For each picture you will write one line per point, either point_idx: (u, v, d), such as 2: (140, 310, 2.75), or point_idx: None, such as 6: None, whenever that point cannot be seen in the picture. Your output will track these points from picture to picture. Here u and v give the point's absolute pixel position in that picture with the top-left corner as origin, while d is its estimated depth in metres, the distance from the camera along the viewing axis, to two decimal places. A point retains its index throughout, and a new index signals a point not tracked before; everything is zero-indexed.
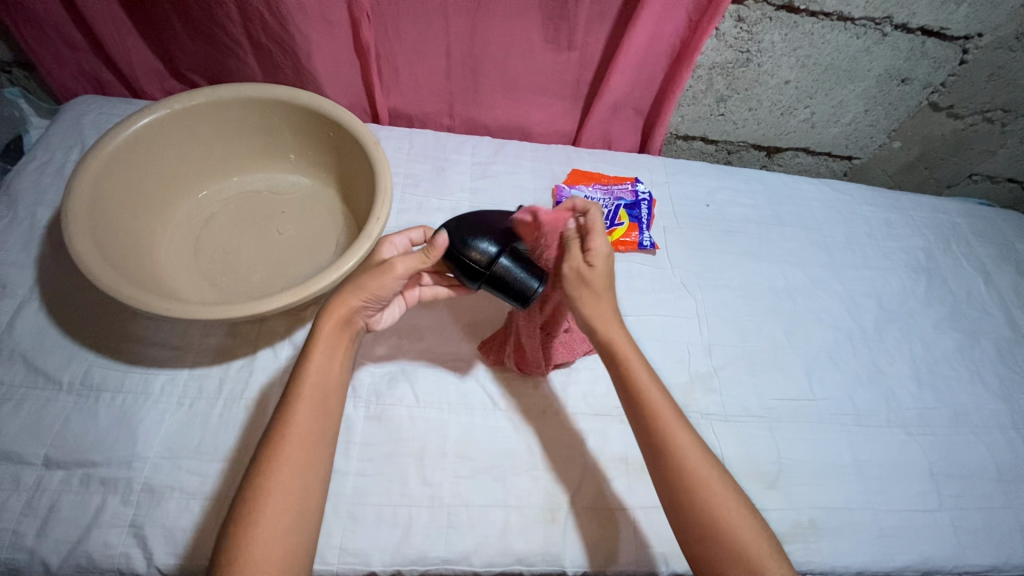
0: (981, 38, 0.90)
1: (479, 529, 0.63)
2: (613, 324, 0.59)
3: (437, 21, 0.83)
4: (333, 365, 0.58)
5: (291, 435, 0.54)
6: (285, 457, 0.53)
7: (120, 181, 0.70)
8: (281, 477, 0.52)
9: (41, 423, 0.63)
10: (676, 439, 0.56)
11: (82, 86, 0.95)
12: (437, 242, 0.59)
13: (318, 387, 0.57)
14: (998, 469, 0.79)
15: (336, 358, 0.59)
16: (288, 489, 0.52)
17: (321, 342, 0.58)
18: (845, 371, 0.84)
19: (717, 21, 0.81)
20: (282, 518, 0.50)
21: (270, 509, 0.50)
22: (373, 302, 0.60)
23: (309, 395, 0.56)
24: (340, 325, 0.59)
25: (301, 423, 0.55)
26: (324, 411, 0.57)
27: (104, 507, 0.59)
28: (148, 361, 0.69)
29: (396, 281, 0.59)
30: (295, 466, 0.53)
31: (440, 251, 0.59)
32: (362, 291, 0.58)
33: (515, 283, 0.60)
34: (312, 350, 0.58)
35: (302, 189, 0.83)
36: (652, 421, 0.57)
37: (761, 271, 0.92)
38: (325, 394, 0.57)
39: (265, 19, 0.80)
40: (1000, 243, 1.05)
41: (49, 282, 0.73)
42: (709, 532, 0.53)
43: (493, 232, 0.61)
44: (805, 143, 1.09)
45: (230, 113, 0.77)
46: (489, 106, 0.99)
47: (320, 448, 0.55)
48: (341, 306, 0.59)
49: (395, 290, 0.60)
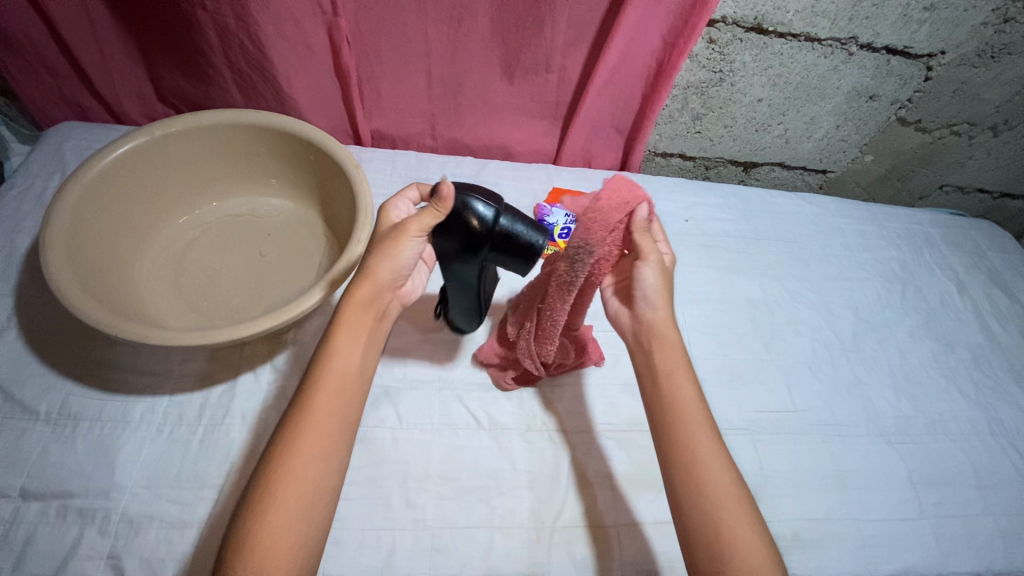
0: (944, 55, 0.93)
1: (464, 551, 0.63)
2: (667, 326, 0.61)
3: (416, 44, 0.85)
4: (358, 358, 0.57)
5: (310, 432, 0.52)
6: (301, 456, 0.51)
7: (100, 209, 0.71)
8: (297, 474, 0.50)
9: (17, 454, 0.62)
10: (699, 454, 0.55)
11: (63, 112, 0.95)
12: (444, 191, 0.56)
13: (338, 382, 0.55)
14: (977, 475, 0.80)
15: (364, 346, 0.57)
16: (302, 487, 0.50)
17: (344, 327, 0.57)
18: (823, 381, 0.85)
19: (691, 44, 0.83)
20: (291, 523, 0.49)
21: (282, 509, 0.49)
22: (396, 275, 0.60)
23: (328, 389, 0.54)
24: (364, 307, 0.58)
25: (319, 419, 0.53)
26: (342, 407, 0.54)
27: (82, 540, 0.59)
28: (127, 388, 0.69)
29: (412, 244, 0.58)
30: (312, 463, 0.51)
31: (450, 199, 0.57)
32: (385, 267, 0.58)
33: (518, 240, 0.60)
34: (336, 337, 0.56)
35: (285, 211, 0.84)
36: (682, 432, 0.56)
37: (740, 284, 0.94)
38: (343, 395, 0.55)
39: (246, 47, 0.82)
40: (973, 252, 1.08)
41: (27, 311, 0.73)
42: (722, 553, 0.51)
43: (482, 192, 0.60)
44: (781, 158, 1.12)
45: (210, 140, 0.78)
46: (471, 127, 1.00)
47: (337, 445, 0.53)
48: (366, 289, 0.58)
49: (417, 251, 0.59)
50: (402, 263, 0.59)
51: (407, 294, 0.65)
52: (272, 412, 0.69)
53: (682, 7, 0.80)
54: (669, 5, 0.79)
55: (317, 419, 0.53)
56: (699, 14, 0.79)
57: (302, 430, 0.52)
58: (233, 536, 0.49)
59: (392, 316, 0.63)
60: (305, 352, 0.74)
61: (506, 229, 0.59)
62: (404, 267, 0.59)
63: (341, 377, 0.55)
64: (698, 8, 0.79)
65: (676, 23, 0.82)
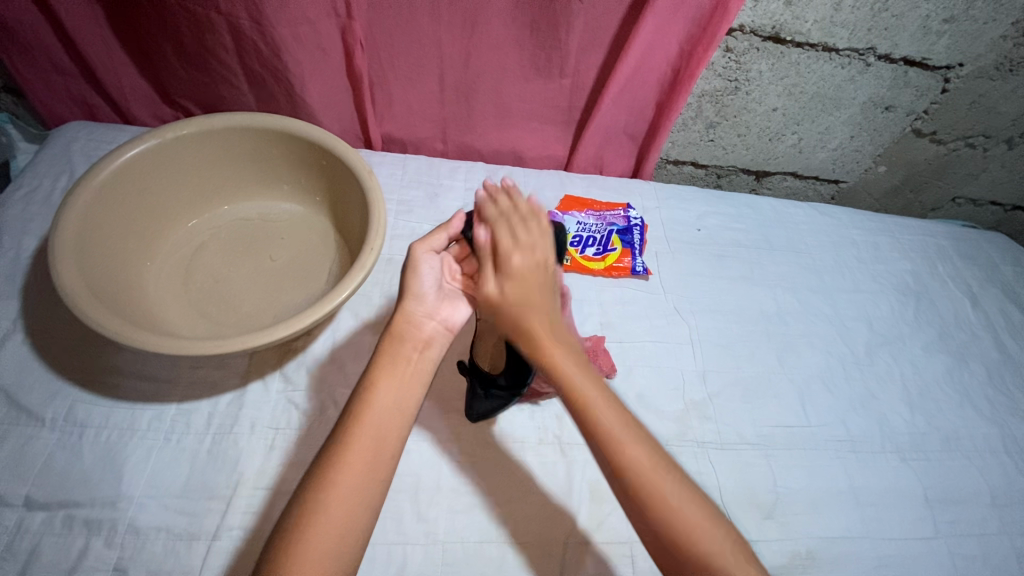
0: (962, 68, 0.92)
1: (475, 566, 0.62)
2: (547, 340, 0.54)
3: (430, 48, 0.84)
4: (404, 392, 0.55)
5: (348, 467, 0.50)
6: (338, 490, 0.49)
7: (108, 213, 0.69)
8: (330, 507, 0.48)
9: (23, 463, 0.61)
10: (628, 460, 0.51)
11: (71, 112, 0.94)
12: (453, 223, 0.67)
13: (379, 413, 0.53)
14: (992, 494, 0.79)
15: (408, 378, 0.56)
16: (335, 522, 0.48)
17: (386, 356, 0.57)
18: (837, 395, 0.84)
19: (709, 52, 0.82)
20: (322, 558, 0.46)
21: (313, 544, 0.46)
22: (422, 302, 0.61)
23: (370, 419, 0.52)
24: (403, 337, 0.58)
25: (360, 454, 0.51)
26: (383, 441, 0.52)
27: (87, 550, 0.58)
28: (134, 395, 0.68)
29: (423, 264, 0.63)
30: (347, 498, 0.49)
31: (457, 225, 0.67)
32: (408, 294, 0.61)
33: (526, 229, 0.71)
34: (377, 368, 0.56)
35: (295, 215, 0.83)
36: (598, 434, 0.52)
37: (752, 295, 0.93)
38: (382, 427, 0.52)
39: (259, 49, 0.80)
40: (985, 265, 1.07)
41: (33, 315, 0.71)
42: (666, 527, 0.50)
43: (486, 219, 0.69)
44: (794, 168, 1.11)
45: (222, 142, 0.77)
46: (482, 132, 0.99)
47: (374, 481, 0.50)
48: (400, 321, 0.59)
49: (428, 271, 0.63)
50: (421, 285, 0.62)
51: (452, 317, 0.63)
52: (282, 422, 0.68)
53: (701, 13, 0.79)
54: (688, 12, 0.79)
55: (356, 452, 0.51)
56: (719, 20, 0.78)
57: (340, 464, 0.50)
58: (260, 568, 0.47)
59: (441, 343, 0.60)
60: (317, 360, 0.73)
61: None
62: (423, 289, 0.62)
63: (383, 410, 0.53)
64: (717, 17, 0.78)
65: (695, 31, 0.82)
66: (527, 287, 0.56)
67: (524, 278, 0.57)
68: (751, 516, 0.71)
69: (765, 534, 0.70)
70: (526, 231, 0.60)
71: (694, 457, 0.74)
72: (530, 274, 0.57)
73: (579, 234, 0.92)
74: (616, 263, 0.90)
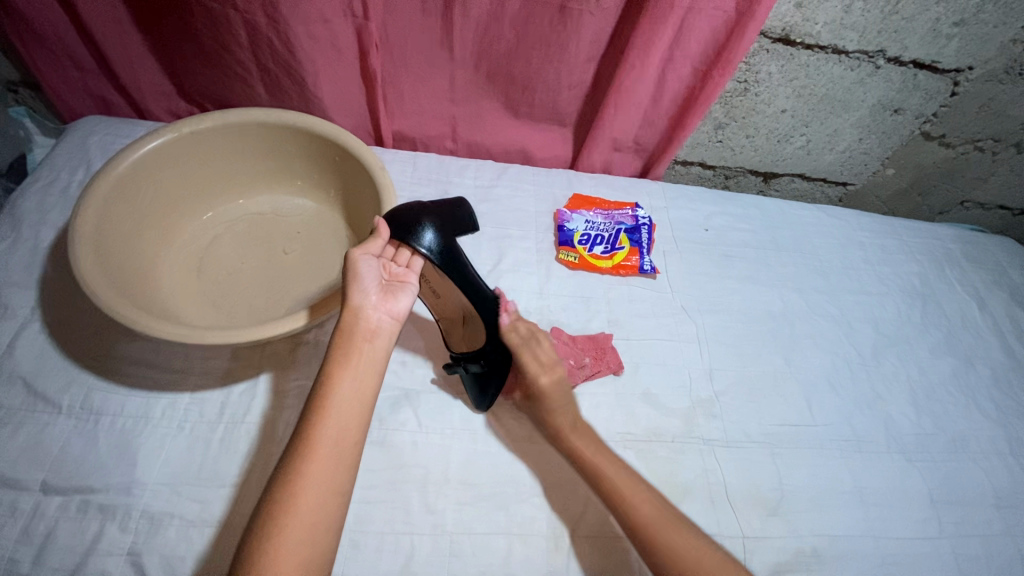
0: (971, 71, 0.93)
1: (482, 557, 0.63)
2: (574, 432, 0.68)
3: (441, 47, 0.85)
4: (360, 382, 0.56)
5: (314, 457, 0.51)
6: (306, 478, 0.50)
7: (125, 204, 0.70)
8: (300, 494, 0.49)
9: (40, 448, 0.62)
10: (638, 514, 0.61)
11: (87, 107, 0.95)
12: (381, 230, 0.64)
13: (339, 402, 0.54)
14: (997, 496, 0.79)
15: (363, 368, 0.57)
16: (307, 510, 0.49)
17: (340, 348, 0.57)
18: (843, 396, 0.84)
19: (725, 78, 0.85)
20: (297, 545, 0.48)
21: (292, 533, 0.48)
22: (367, 294, 0.61)
23: (331, 408, 0.54)
24: (354, 329, 0.59)
25: (323, 444, 0.52)
26: (344, 429, 0.53)
27: (102, 534, 0.59)
28: (147, 384, 0.69)
29: (361, 263, 0.61)
30: (315, 485, 0.50)
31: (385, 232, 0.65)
32: (353, 289, 0.60)
33: (450, 216, 0.68)
34: (335, 362, 0.57)
35: (307, 210, 0.84)
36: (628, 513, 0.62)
37: (759, 295, 0.93)
38: (345, 416, 0.54)
39: (274, 47, 0.81)
40: (993, 269, 1.07)
41: (49, 305, 0.73)
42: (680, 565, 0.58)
43: (416, 222, 0.66)
44: (802, 169, 1.11)
45: (238, 138, 0.78)
46: (491, 130, 0.99)
47: (340, 469, 0.52)
48: (348, 314, 0.59)
49: (366, 267, 0.62)
50: (366, 281, 0.61)
51: (396, 308, 0.63)
52: (294, 413, 0.69)
53: (715, 37, 0.81)
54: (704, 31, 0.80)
55: (320, 441, 0.52)
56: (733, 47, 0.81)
57: (307, 454, 0.51)
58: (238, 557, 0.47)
59: (388, 333, 0.61)
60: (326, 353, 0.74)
61: (443, 227, 0.67)
62: (369, 284, 0.61)
63: (343, 400, 0.55)
64: (734, 41, 0.80)
65: (708, 53, 0.84)
66: (553, 403, 0.70)
67: (555, 397, 0.70)
68: (755, 514, 0.71)
69: (769, 532, 0.70)
70: (543, 351, 0.73)
71: (699, 455, 0.75)
72: (557, 389, 0.71)
73: (587, 231, 0.93)
74: (623, 262, 0.91)
